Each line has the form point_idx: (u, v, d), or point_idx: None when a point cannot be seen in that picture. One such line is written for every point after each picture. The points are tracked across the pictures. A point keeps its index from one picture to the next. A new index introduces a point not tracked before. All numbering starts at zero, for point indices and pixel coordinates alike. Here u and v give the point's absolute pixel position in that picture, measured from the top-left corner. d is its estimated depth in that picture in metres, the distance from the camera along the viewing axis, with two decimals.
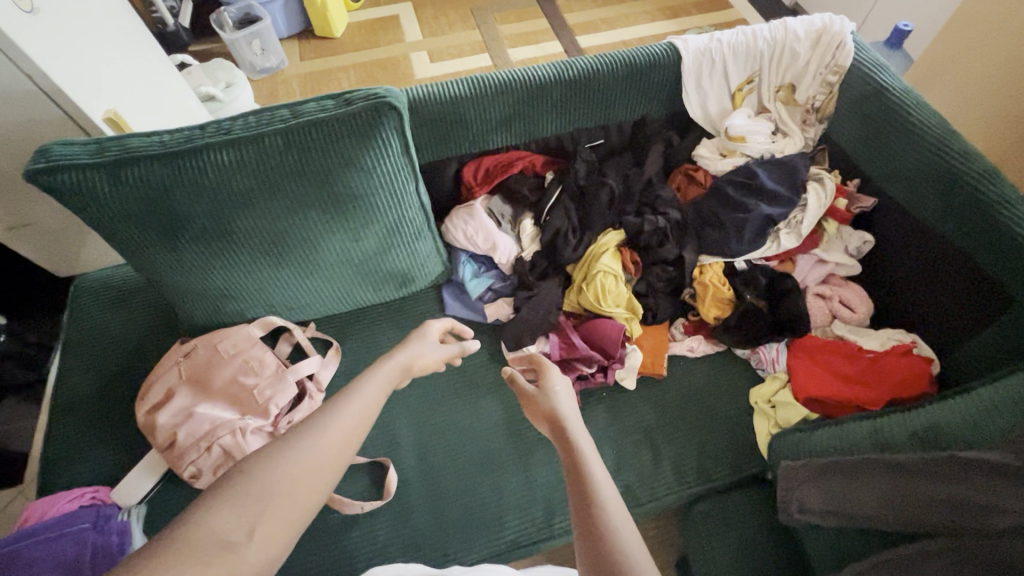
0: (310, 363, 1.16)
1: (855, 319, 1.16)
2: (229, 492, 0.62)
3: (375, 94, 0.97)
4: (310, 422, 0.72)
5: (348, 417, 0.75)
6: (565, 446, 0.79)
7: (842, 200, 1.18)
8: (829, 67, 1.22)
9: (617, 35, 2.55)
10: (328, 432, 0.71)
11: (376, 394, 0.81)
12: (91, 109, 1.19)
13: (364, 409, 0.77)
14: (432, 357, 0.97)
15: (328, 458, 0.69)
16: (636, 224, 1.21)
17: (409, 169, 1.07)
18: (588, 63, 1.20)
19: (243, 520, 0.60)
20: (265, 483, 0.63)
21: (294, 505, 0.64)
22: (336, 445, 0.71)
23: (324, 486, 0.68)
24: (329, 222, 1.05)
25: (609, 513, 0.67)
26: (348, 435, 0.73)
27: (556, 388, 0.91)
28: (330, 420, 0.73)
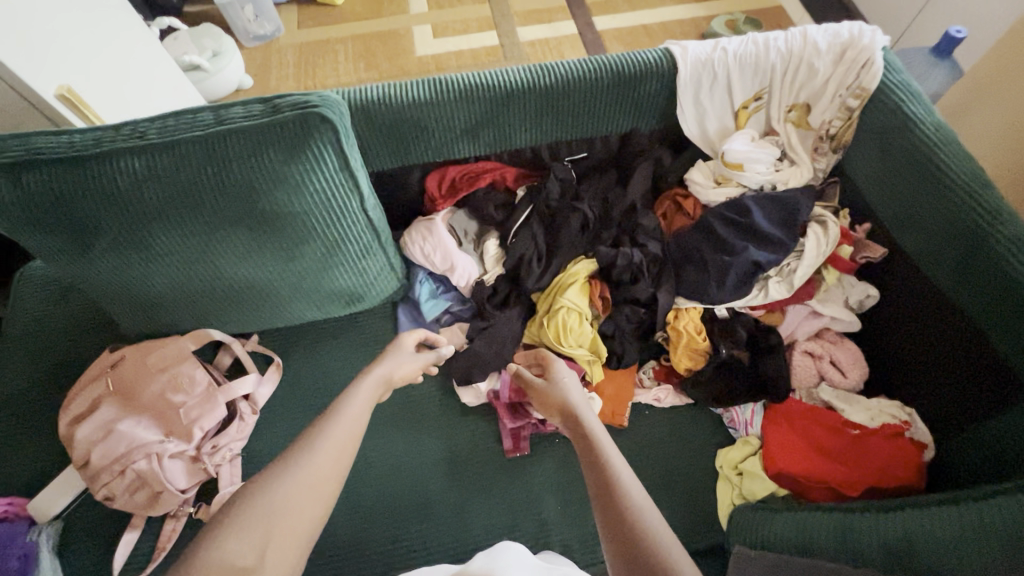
0: (243, 384, 1.08)
1: (846, 384, 1.03)
2: (230, 522, 0.68)
3: (307, 102, 0.86)
4: (290, 455, 0.77)
5: (333, 439, 0.80)
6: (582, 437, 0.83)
7: (846, 247, 1.02)
8: (851, 88, 1.04)
9: (645, 16, 2.27)
10: (313, 459, 0.76)
11: (358, 416, 0.84)
12: (38, 84, 0.99)
13: (344, 433, 0.80)
14: (412, 365, 0.98)
15: (315, 484, 0.74)
16: (610, 254, 1.08)
17: (352, 184, 0.96)
18: (568, 68, 1.05)
19: (255, 544, 0.67)
20: (263, 510, 0.70)
21: (293, 526, 0.71)
22: (318, 472, 0.75)
23: (322, 501, 0.74)
24: (259, 238, 0.96)
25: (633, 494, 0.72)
26: (334, 457, 0.77)
27: (564, 379, 0.93)
28: (314, 446, 0.78)
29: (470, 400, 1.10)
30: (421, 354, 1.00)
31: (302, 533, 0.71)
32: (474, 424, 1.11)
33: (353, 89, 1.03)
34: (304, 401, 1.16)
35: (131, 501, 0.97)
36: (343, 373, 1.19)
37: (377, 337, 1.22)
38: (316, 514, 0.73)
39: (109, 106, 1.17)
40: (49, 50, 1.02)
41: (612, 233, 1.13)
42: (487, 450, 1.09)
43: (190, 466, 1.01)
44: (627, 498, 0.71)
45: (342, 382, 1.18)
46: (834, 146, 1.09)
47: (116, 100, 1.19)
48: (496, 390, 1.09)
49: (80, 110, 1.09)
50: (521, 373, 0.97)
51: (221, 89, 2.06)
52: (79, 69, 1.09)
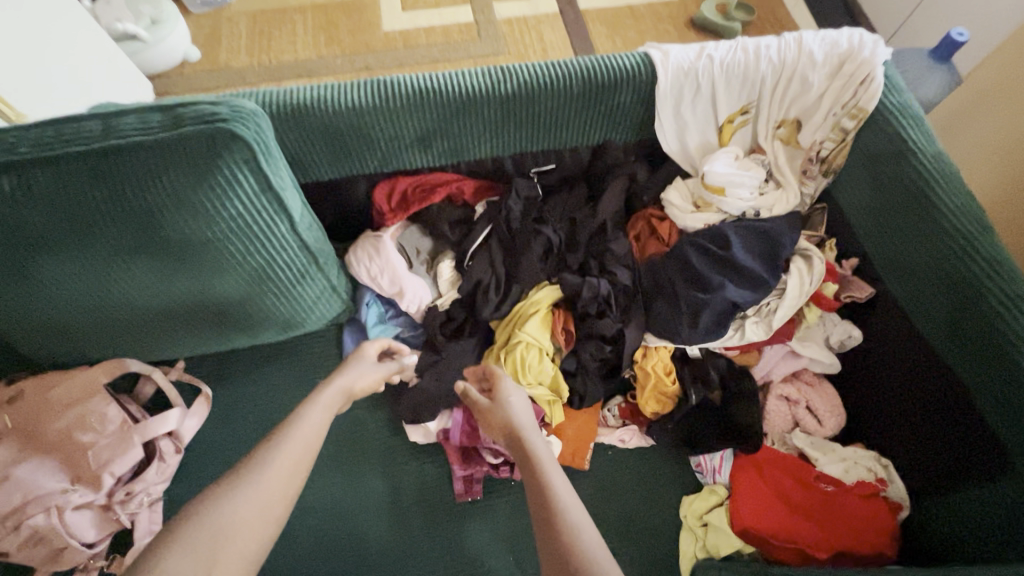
0: (162, 421, 0.96)
1: (820, 432, 0.96)
2: (174, 540, 0.59)
3: (214, 114, 0.72)
4: (241, 470, 0.67)
5: (288, 453, 0.71)
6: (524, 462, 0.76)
7: (830, 285, 0.94)
8: (847, 107, 0.93)
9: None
10: (268, 472, 0.67)
11: (315, 429, 0.75)
12: None
13: (301, 447, 0.71)
14: (375, 377, 0.88)
15: (268, 499, 0.66)
16: (575, 283, 0.98)
17: (278, 206, 0.83)
18: (532, 73, 0.92)
19: (199, 565, 0.58)
20: (210, 529, 0.61)
21: (242, 547, 0.62)
22: (272, 488, 0.67)
23: (273, 519, 0.65)
24: (168, 266, 0.83)
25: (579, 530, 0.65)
26: (288, 473, 0.69)
27: (509, 398, 0.85)
28: (266, 461, 0.68)
29: (419, 438, 1.00)
30: (384, 364, 0.90)
31: (249, 554, 0.62)
32: (422, 464, 1.02)
33: (284, 89, 0.89)
34: (236, 436, 1.06)
35: (26, 558, 0.86)
36: (280, 403, 1.08)
37: (319, 364, 1.11)
38: (265, 534, 0.64)
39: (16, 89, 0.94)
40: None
41: (579, 258, 1.02)
42: (434, 494, 1.00)
43: (101, 516, 0.91)
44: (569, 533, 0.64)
45: (279, 415, 1.07)
46: (824, 169, 0.98)
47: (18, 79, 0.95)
48: (447, 430, 0.99)
49: None
50: (467, 393, 0.87)
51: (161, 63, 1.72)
52: None
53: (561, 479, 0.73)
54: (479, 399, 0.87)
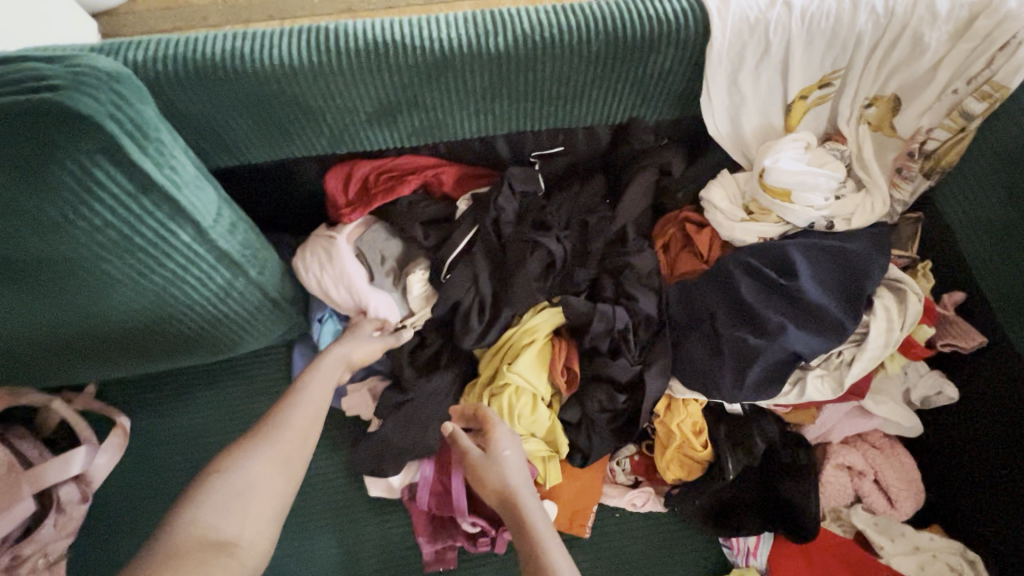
0: (60, 466, 0.77)
1: (889, 512, 0.75)
2: (201, 491, 0.57)
3: (38, 80, 0.48)
4: (257, 433, 0.64)
5: (300, 415, 0.67)
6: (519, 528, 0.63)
7: (925, 327, 0.70)
8: (975, 82, 0.67)
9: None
10: (284, 434, 0.64)
11: (320, 397, 0.70)
12: None
13: (311, 409, 0.68)
14: (372, 347, 0.76)
15: (288, 457, 0.63)
16: (583, 310, 0.74)
17: (169, 211, 0.59)
18: (537, 22, 0.65)
19: (233, 518, 0.55)
20: (236, 483, 0.58)
21: (269, 499, 0.58)
22: (290, 447, 0.63)
23: (296, 472, 0.62)
24: (28, 289, 0.61)
25: None
26: (301, 430, 0.65)
27: (503, 454, 0.69)
28: (279, 426, 0.65)
29: (380, 493, 0.81)
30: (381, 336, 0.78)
31: (276, 509, 0.58)
32: (382, 523, 0.83)
33: (187, 38, 0.63)
34: (164, 479, 0.87)
35: None
36: (215, 440, 0.88)
37: (264, 393, 0.90)
38: (287, 488, 0.61)
39: None
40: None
41: (590, 276, 0.79)
42: (397, 562, 0.81)
43: None
44: None
45: (213, 453, 0.88)
46: (928, 166, 0.74)
47: None
48: (414, 487, 0.80)
49: None
50: (456, 438, 0.70)
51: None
52: None
53: (564, 558, 0.59)
54: (469, 447, 0.70)
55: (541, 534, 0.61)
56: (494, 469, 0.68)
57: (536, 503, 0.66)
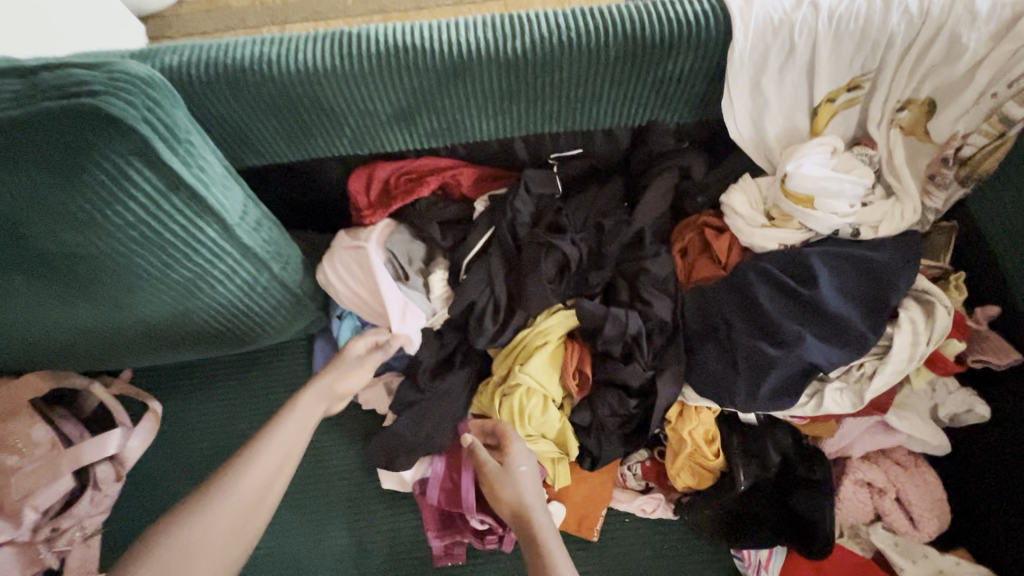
0: (95, 447, 0.82)
1: (911, 533, 0.72)
2: (144, 553, 0.55)
3: (78, 85, 0.51)
4: (216, 483, 0.61)
5: (266, 463, 0.64)
6: (531, 546, 0.65)
7: (955, 342, 0.67)
8: (1018, 84, 0.64)
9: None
10: (242, 486, 0.62)
11: (294, 439, 0.67)
12: None
13: (277, 461, 0.65)
14: (361, 376, 0.76)
15: (238, 523, 0.60)
16: (596, 314, 0.74)
17: (198, 209, 0.62)
18: (554, 26, 0.65)
19: None
20: (179, 547, 0.56)
21: (208, 568, 0.56)
22: (246, 507, 0.61)
23: (246, 536, 0.60)
24: (66, 282, 0.65)
25: None
26: (261, 486, 0.63)
27: (519, 469, 0.72)
28: (241, 475, 0.62)
29: (392, 485, 0.83)
30: (370, 356, 0.77)
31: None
32: (394, 515, 0.85)
33: (219, 43, 0.66)
34: (189, 461, 0.91)
35: None
36: (239, 427, 0.92)
37: (285, 383, 0.93)
38: (232, 555, 0.58)
39: None
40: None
41: (605, 279, 0.79)
42: (406, 555, 0.83)
43: (23, 555, 0.78)
44: None
45: (237, 440, 0.92)
46: (962, 174, 0.70)
47: None
48: (425, 482, 0.81)
49: None
50: (475, 450, 0.74)
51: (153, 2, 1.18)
52: None
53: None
54: (488, 460, 0.74)
55: (552, 553, 0.63)
56: (508, 483, 0.71)
57: (549, 521, 0.68)
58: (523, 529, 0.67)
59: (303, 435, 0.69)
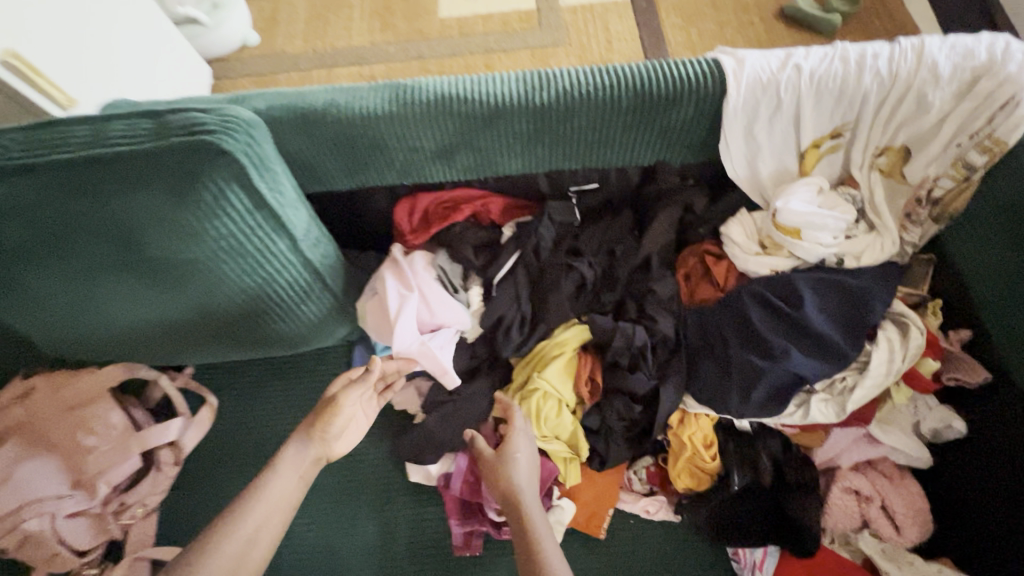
0: (160, 432, 0.93)
1: (896, 539, 0.77)
2: None
3: (197, 124, 0.65)
4: (211, 535, 0.66)
5: (256, 517, 0.69)
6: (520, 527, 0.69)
7: (930, 361, 0.75)
8: (978, 136, 0.73)
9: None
10: (234, 541, 0.65)
11: (285, 492, 0.72)
12: None
13: (260, 520, 0.68)
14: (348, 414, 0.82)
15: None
16: (607, 327, 0.84)
17: (275, 224, 0.75)
18: (574, 81, 0.78)
19: None
20: None
21: None
22: (234, 560, 0.65)
23: None
24: (161, 283, 0.77)
25: None
26: (245, 544, 0.66)
27: (515, 454, 0.78)
28: (232, 529, 0.66)
29: (419, 478, 0.92)
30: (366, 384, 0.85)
31: None
32: (418, 507, 0.93)
33: (296, 91, 0.80)
34: (235, 453, 1.02)
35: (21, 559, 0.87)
36: (283, 423, 1.02)
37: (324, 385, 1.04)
38: None
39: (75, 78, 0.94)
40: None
41: (616, 298, 0.89)
42: (428, 546, 0.91)
43: (95, 525, 0.89)
44: None
45: (280, 435, 1.02)
46: (936, 212, 0.79)
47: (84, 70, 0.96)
48: (448, 476, 0.90)
49: (35, 83, 0.86)
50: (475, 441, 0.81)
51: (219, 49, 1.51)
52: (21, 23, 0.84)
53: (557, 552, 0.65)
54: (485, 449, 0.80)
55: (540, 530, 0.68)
56: (504, 468, 0.77)
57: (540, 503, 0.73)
58: (514, 516, 0.71)
59: (293, 490, 0.74)
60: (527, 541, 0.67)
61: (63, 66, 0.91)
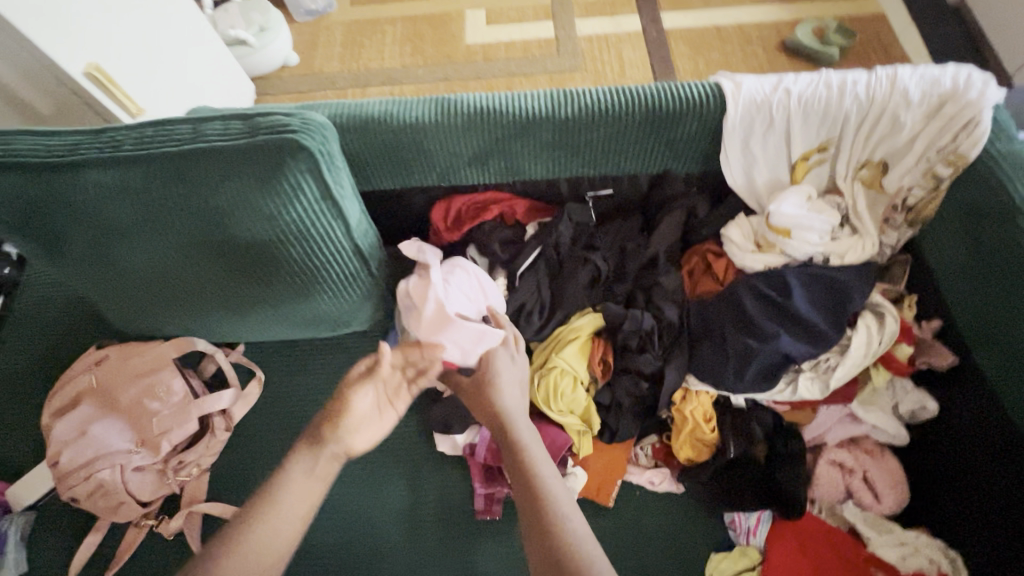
0: (217, 400, 1.04)
1: (876, 507, 0.87)
2: None
3: (284, 125, 0.78)
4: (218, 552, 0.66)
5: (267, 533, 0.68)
6: (509, 447, 0.80)
7: (903, 346, 0.86)
8: (944, 152, 0.84)
9: (746, 12, 1.70)
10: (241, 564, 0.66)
11: (297, 504, 0.71)
12: (62, 58, 0.95)
13: (271, 533, 0.68)
14: (370, 407, 0.77)
15: None
16: (619, 313, 0.95)
17: (334, 214, 0.87)
18: (596, 98, 0.91)
19: None
20: None
21: None
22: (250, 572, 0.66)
23: None
24: (233, 261, 0.90)
25: (558, 501, 0.71)
26: (266, 551, 0.67)
27: (498, 381, 0.86)
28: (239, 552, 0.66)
29: (446, 448, 1.01)
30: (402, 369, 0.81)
31: None
32: (445, 475, 1.03)
33: (353, 102, 0.93)
34: (275, 425, 1.11)
35: (93, 506, 0.98)
36: (321, 398, 1.13)
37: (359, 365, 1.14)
38: None
39: (141, 86, 1.12)
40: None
41: (626, 289, 1.00)
42: (453, 510, 1.01)
43: (156, 479, 1.00)
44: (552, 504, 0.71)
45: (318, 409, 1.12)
46: (910, 218, 0.90)
47: (147, 80, 1.13)
48: (473, 445, 0.99)
49: (107, 88, 1.03)
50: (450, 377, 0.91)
51: (262, 68, 1.70)
52: (102, 37, 1.02)
53: (545, 466, 0.77)
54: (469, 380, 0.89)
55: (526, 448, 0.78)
56: (489, 394, 0.86)
57: (525, 421, 0.84)
58: (502, 436, 0.82)
59: (306, 499, 0.72)
60: (520, 462, 0.77)
61: (134, 80, 1.10)
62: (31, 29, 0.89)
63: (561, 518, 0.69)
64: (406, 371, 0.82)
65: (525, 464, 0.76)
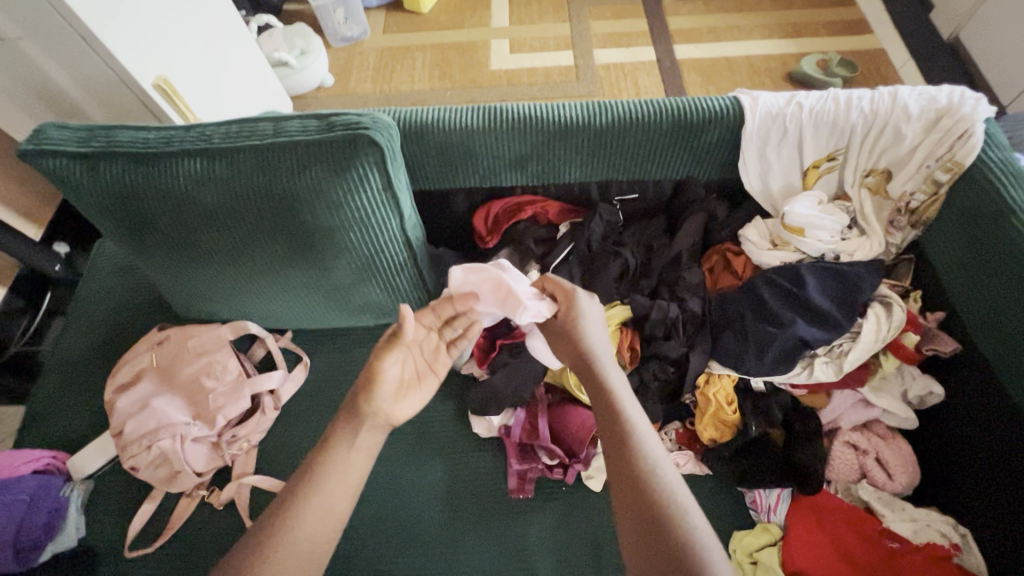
0: (269, 379, 1.12)
1: (889, 485, 0.93)
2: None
3: (357, 123, 0.89)
4: (276, 522, 0.66)
5: (323, 500, 0.69)
6: (595, 387, 0.76)
7: (910, 335, 0.92)
8: (942, 160, 0.94)
9: (753, 45, 1.84)
10: (299, 533, 0.66)
11: (347, 469, 0.71)
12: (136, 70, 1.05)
13: (321, 499, 0.68)
14: (399, 376, 0.80)
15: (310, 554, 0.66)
16: (645, 305, 1.02)
17: (394, 205, 0.97)
18: (627, 108, 1.01)
19: None
20: None
21: None
22: (313, 538, 0.67)
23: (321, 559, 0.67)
24: (299, 246, 0.99)
25: (648, 445, 0.67)
26: (323, 517, 0.68)
27: (581, 323, 0.82)
28: (295, 522, 0.67)
29: (481, 430, 1.09)
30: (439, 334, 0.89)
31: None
32: (481, 455, 1.09)
33: (410, 109, 1.04)
34: (318, 407, 1.17)
35: (157, 476, 1.03)
36: None
37: None
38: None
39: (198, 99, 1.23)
40: (124, 11, 1.01)
41: (651, 283, 1.09)
42: (489, 487, 1.07)
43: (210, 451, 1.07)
44: (643, 448, 0.67)
45: None
46: (913, 220, 0.99)
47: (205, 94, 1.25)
48: (508, 427, 1.07)
49: (171, 100, 1.13)
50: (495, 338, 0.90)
51: (301, 87, 1.83)
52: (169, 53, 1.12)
53: (635, 409, 0.72)
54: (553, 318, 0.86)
55: (614, 388, 0.74)
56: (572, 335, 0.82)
57: (611, 363, 0.79)
58: (588, 376, 0.78)
59: (353, 464, 0.72)
60: (607, 401, 0.73)
61: (194, 92, 1.21)
62: (113, 43, 0.99)
63: (650, 465, 0.66)
64: (441, 334, 0.90)
65: (614, 413, 0.72)
